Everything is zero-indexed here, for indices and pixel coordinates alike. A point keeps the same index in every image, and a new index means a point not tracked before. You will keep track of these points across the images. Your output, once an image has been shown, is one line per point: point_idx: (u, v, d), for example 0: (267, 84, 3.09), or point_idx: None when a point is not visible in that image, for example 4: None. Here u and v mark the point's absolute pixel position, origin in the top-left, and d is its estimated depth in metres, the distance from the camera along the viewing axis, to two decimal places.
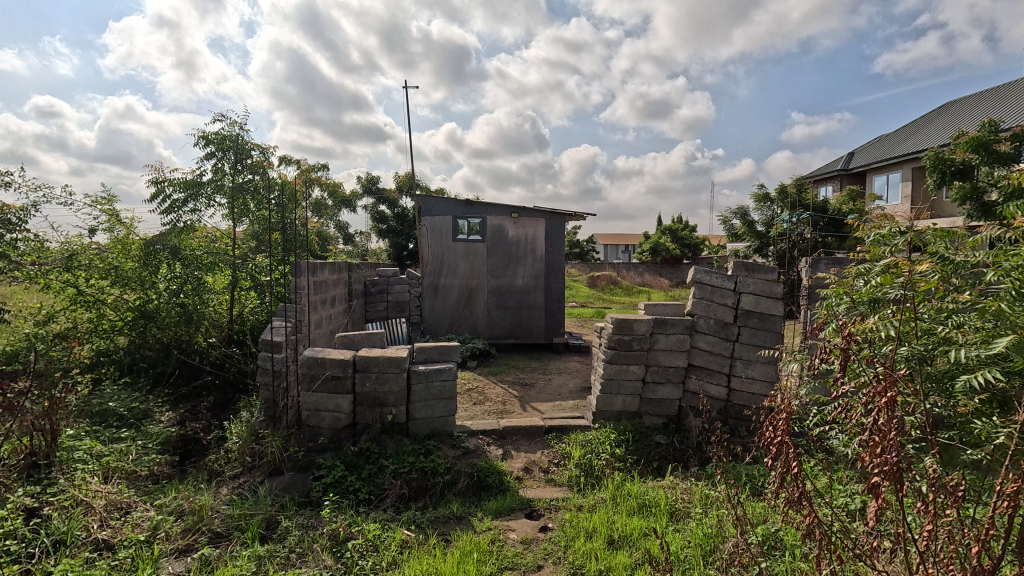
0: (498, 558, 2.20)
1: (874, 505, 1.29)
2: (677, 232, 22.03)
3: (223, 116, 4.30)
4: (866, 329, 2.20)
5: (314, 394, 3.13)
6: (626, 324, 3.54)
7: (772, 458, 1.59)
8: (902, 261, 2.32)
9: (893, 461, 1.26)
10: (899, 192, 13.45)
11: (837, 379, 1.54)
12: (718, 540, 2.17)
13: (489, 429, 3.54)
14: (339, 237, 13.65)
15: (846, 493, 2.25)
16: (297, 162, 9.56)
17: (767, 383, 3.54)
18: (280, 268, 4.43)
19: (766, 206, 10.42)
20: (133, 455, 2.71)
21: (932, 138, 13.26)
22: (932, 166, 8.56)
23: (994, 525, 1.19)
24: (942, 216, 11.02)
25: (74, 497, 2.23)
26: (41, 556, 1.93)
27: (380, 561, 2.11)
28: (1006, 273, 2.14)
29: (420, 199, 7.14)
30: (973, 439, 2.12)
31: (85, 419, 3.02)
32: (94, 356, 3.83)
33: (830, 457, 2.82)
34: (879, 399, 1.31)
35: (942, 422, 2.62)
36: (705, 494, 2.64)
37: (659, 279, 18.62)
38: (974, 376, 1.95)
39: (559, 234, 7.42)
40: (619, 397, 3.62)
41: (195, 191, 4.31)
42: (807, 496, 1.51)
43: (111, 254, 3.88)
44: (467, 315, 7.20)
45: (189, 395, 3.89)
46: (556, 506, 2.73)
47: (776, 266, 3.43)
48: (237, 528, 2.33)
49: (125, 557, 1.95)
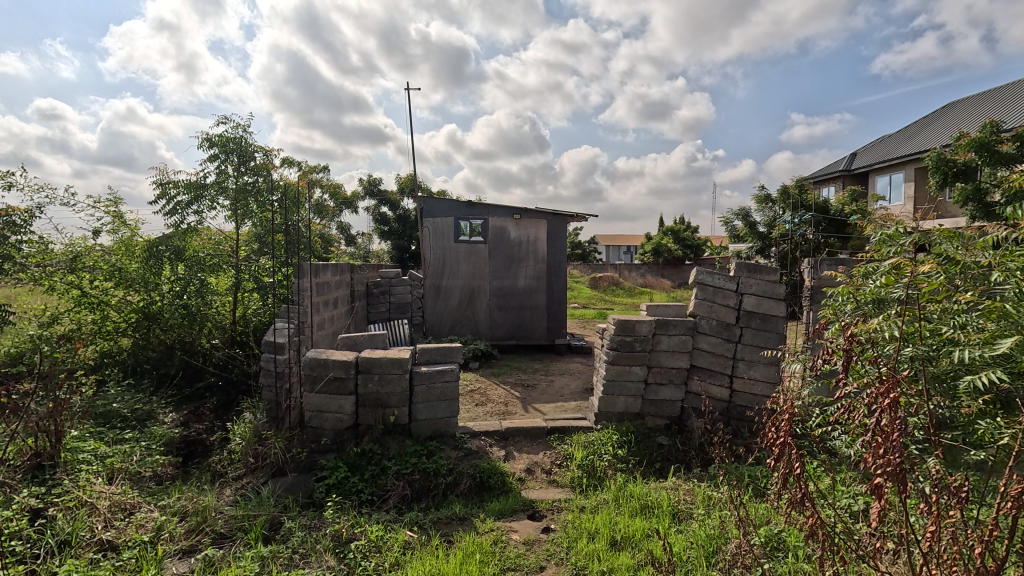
0: (501, 559, 2.20)
1: (878, 506, 1.29)
2: (679, 233, 22.13)
3: (226, 119, 4.39)
4: (870, 330, 2.21)
5: (317, 395, 3.13)
6: (628, 324, 3.54)
7: (775, 459, 1.58)
8: (906, 261, 2.32)
9: (897, 462, 1.26)
10: (901, 192, 13.46)
11: (840, 380, 1.52)
12: (721, 541, 2.18)
13: (491, 430, 3.55)
14: (342, 238, 13.74)
15: (849, 495, 2.26)
16: (298, 164, 9.59)
17: (769, 384, 3.54)
18: (283, 269, 4.47)
19: (767, 207, 10.46)
20: (137, 456, 2.72)
21: (933, 138, 13.31)
22: (935, 167, 8.64)
23: (998, 527, 1.19)
24: (946, 217, 11.01)
25: (78, 498, 2.24)
26: (46, 556, 1.94)
27: (383, 562, 2.12)
28: (1010, 273, 2.14)
29: (422, 200, 7.13)
30: (977, 441, 2.12)
31: (89, 420, 3.03)
32: (98, 358, 3.80)
33: (832, 458, 2.82)
34: (882, 400, 1.30)
35: (946, 423, 2.62)
36: (707, 495, 2.64)
37: (660, 279, 19.06)
38: (977, 377, 1.95)
39: (561, 234, 7.31)
40: (621, 398, 3.61)
41: (199, 194, 4.34)
42: (811, 497, 1.51)
43: (115, 256, 3.89)
44: (469, 316, 7.21)
45: (192, 397, 3.92)
46: (559, 507, 2.74)
47: (778, 267, 3.43)
48: (241, 528, 2.34)
49: (129, 557, 1.96)
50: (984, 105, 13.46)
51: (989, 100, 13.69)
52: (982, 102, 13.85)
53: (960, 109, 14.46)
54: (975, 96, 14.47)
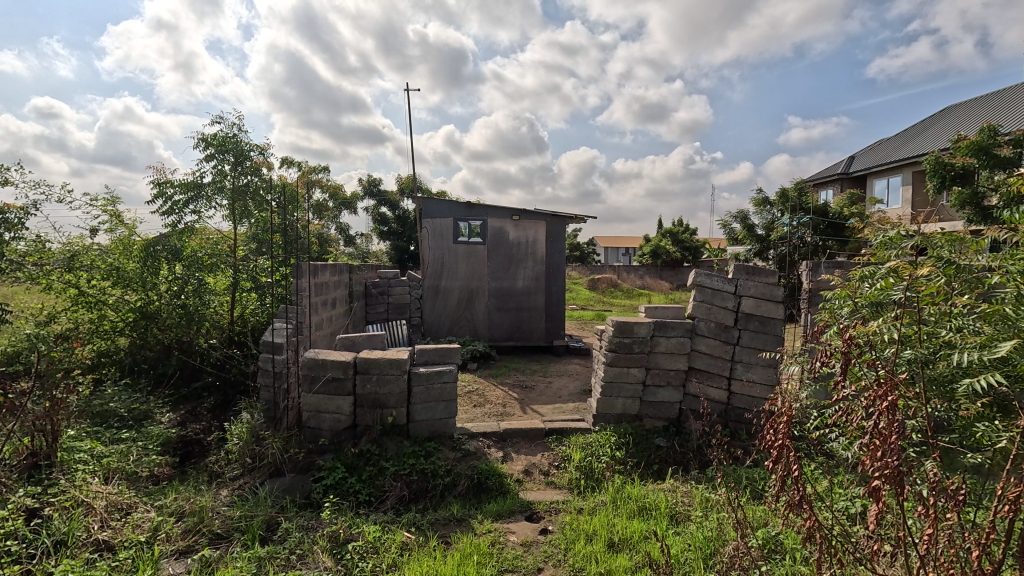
0: (499, 560, 2.20)
1: (874, 509, 1.29)
2: (678, 235, 22.13)
3: (222, 119, 4.36)
4: (868, 333, 2.22)
5: (315, 396, 3.13)
6: (626, 326, 3.54)
7: (772, 462, 1.59)
8: (906, 264, 2.31)
9: (895, 465, 1.26)
10: (899, 196, 13.51)
11: (838, 383, 1.51)
12: (718, 543, 2.18)
13: (489, 431, 3.55)
14: (341, 239, 13.72)
15: (846, 498, 2.27)
16: (298, 166, 9.55)
17: (767, 386, 3.54)
18: (281, 269, 4.46)
19: (766, 210, 10.47)
20: (134, 456, 2.71)
21: (931, 142, 13.37)
22: (933, 171, 8.71)
23: (994, 530, 1.19)
24: (944, 220, 11.03)
25: (74, 498, 2.23)
26: (41, 556, 1.93)
27: (380, 563, 2.11)
28: (1009, 277, 2.15)
29: (421, 201, 7.10)
30: (975, 443, 2.13)
31: (86, 419, 3.02)
32: (95, 357, 3.82)
33: (830, 461, 2.82)
34: (880, 403, 1.30)
35: (944, 427, 2.62)
36: (705, 497, 2.64)
37: (654, 280, 19.77)
38: (976, 380, 1.96)
39: (561, 236, 7.31)
40: (619, 399, 3.62)
41: (196, 193, 4.33)
42: (808, 499, 1.51)
43: (112, 255, 3.87)
44: (467, 317, 7.21)
45: (190, 396, 3.91)
46: (556, 509, 2.73)
47: (776, 269, 3.43)
48: (237, 529, 2.33)
49: (125, 558, 1.95)
50: (982, 110, 13.49)
51: (988, 104, 13.70)
52: (981, 107, 13.87)
53: (959, 112, 14.48)
54: (974, 100, 14.50)
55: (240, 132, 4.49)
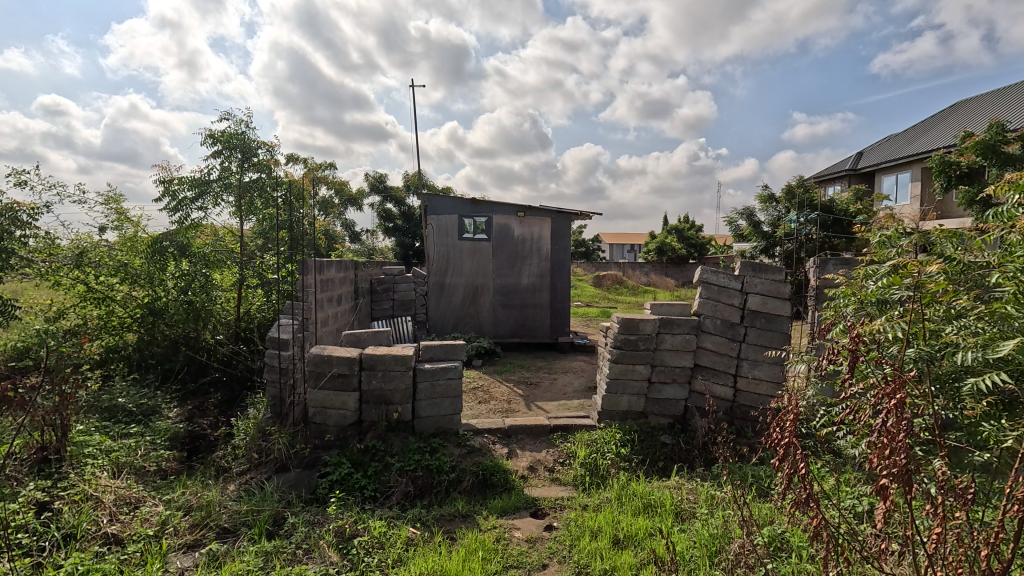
0: (503, 556, 2.21)
1: (882, 507, 1.27)
2: (683, 232, 22.01)
3: (228, 115, 5.11)
4: (874, 331, 2.22)
5: (321, 392, 3.15)
6: (631, 324, 3.54)
7: (779, 459, 1.56)
8: (911, 261, 2.29)
9: (903, 464, 1.24)
10: (908, 193, 13.39)
11: (846, 380, 1.48)
12: (724, 541, 2.17)
13: (494, 428, 3.56)
14: (345, 236, 13.72)
15: (853, 496, 2.27)
16: (303, 165, 9.53)
17: (774, 384, 3.53)
18: (287, 266, 4.49)
19: (772, 206, 10.39)
20: (142, 451, 2.73)
21: (937, 138, 13.25)
22: (939, 170, 8.65)
23: (1004, 530, 1.16)
24: (952, 218, 10.93)
25: (84, 492, 2.26)
26: (52, 549, 1.95)
27: (386, 558, 2.11)
28: (1008, 275, 2.14)
29: (426, 198, 7.08)
30: (982, 442, 2.11)
31: (95, 414, 3.04)
32: (104, 352, 3.85)
33: (838, 459, 2.81)
34: (888, 401, 1.28)
35: (950, 426, 2.61)
36: (711, 494, 2.64)
37: (665, 279, 18.83)
38: (981, 379, 1.95)
39: (566, 233, 7.27)
40: (625, 396, 3.61)
41: (203, 190, 4.36)
42: (816, 497, 1.49)
43: (121, 252, 3.87)
44: (472, 313, 7.23)
45: (198, 392, 3.95)
46: (561, 506, 2.73)
47: (784, 266, 3.40)
48: (244, 523, 2.35)
49: (134, 551, 1.97)
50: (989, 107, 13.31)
51: (995, 101, 13.54)
52: (987, 104, 13.71)
53: (967, 108, 14.28)
54: (981, 95, 14.30)
55: (248, 129, 4.54)
